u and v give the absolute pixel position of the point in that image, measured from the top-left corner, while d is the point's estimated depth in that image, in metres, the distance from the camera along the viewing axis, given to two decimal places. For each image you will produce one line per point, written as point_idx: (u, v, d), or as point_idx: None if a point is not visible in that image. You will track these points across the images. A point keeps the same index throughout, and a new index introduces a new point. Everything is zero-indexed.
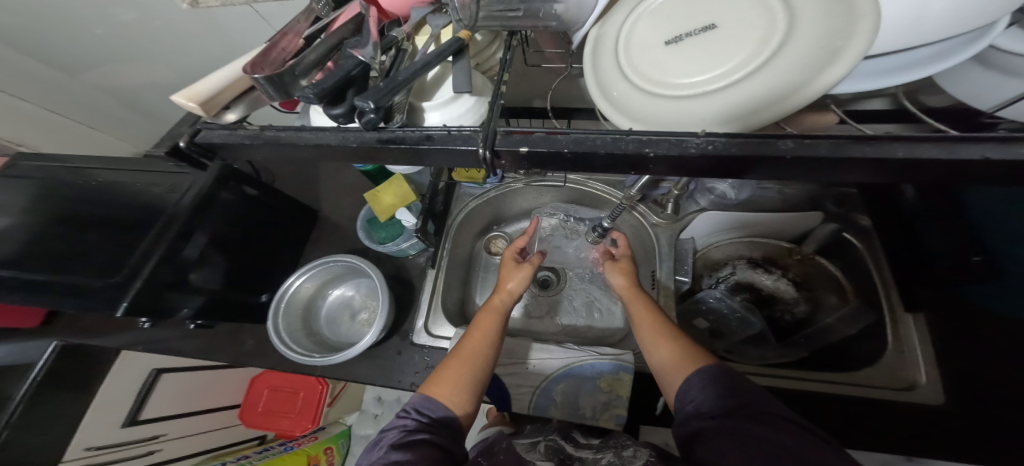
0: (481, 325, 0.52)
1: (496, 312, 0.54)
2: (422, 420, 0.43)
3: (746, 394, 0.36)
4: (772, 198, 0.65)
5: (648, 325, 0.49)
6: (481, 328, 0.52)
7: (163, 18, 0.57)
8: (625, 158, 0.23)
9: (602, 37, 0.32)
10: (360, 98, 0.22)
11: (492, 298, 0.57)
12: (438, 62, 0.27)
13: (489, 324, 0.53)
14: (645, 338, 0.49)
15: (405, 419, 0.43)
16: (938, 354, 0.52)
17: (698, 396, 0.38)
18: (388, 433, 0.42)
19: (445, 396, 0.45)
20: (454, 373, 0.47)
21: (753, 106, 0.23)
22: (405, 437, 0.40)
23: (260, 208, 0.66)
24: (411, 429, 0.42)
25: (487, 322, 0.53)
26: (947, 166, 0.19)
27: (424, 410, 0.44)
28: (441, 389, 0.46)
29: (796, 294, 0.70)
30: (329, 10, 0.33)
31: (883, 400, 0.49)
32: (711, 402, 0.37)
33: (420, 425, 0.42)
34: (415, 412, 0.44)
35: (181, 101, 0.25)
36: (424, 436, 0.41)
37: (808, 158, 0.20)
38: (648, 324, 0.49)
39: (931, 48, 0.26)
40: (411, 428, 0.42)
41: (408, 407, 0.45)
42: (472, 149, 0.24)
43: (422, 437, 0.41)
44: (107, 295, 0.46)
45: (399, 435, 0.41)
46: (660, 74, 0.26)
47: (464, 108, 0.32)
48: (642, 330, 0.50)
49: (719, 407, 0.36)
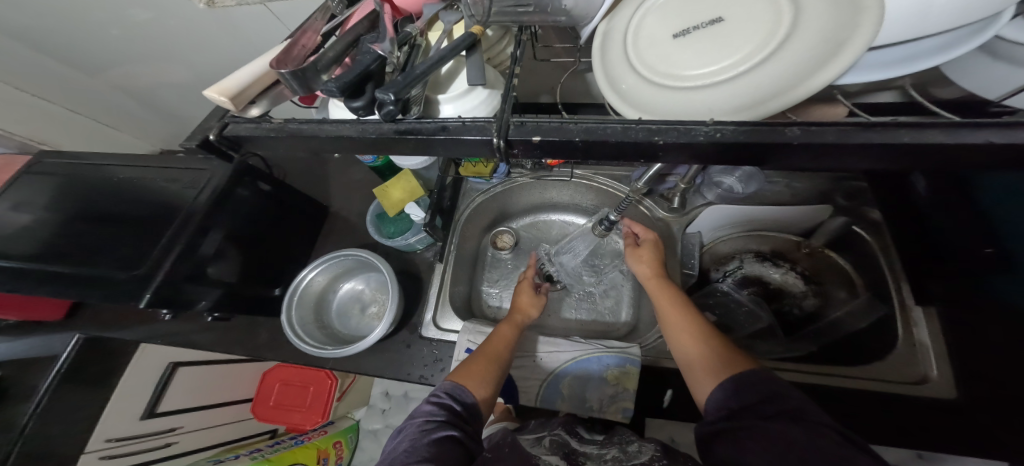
0: (506, 327, 0.57)
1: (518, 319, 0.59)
2: (452, 409, 0.43)
3: (789, 402, 0.34)
4: (779, 194, 0.64)
5: (684, 333, 0.48)
6: (505, 330, 0.56)
7: (180, 19, 0.58)
8: (636, 147, 0.23)
9: (611, 31, 0.33)
10: (380, 91, 0.23)
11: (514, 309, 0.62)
12: (452, 56, 0.27)
13: (510, 329, 0.57)
14: (679, 345, 0.48)
15: (436, 405, 0.44)
16: (950, 349, 0.51)
17: (731, 401, 0.37)
18: (414, 421, 0.42)
19: (475, 386, 0.47)
20: (481, 366, 0.49)
21: (758, 97, 0.24)
22: (432, 432, 0.40)
23: (275, 204, 0.68)
24: (439, 422, 0.41)
25: (509, 326, 0.58)
26: (950, 152, 0.20)
27: (455, 395, 0.45)
28: (469, 377, 0.48)
29: (805, 288, 0.71)
30: (343, 8, 0.34)
31: (886, 393, 0.50)
32: (746, 406, 0.36)
33: (449, 416, 0.42)
34: (448, 398, 0.45)
35: (211, 96, 0.26)
36: (450, 432, 0.40)
37: (814, 145, 0.21)
38: (685, 332, 0.48)
39: (937, 38, 0.26)
40: (439, 420, 0.42)
41: (440, 391, 0.46)
42: (487, 139, 0.24)
43: (449, 432, 0.40)
44: (130, 287, 0.48)
45: (424, 426, 0.41)
46: (667, 67, 0.27)
47: (476, 101, 0.34)
48: (671, 333, 0.50)
49: (751, 411, 0.35)
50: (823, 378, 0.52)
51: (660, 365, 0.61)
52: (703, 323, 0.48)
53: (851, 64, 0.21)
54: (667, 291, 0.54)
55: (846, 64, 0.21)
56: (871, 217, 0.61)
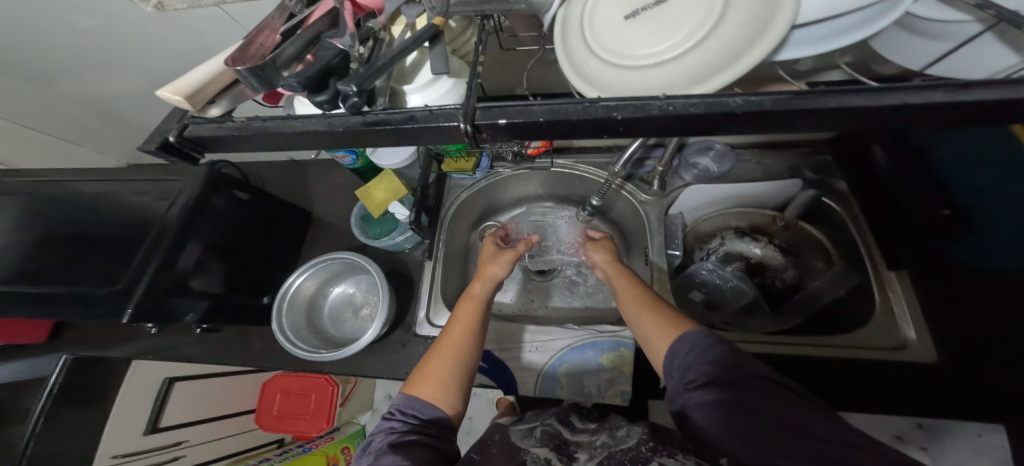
0: (462, 311, 0.55)
1: (478, 300, 0.57)
2: (411, 421, 0.43)
3: (732, 359, 0.37)
4: (753, 169, 0.67)
5: (642, 312, 0.49)
6: (462, 317, 0.54)
7: (128, 27, 0.54)
8: (597, 125, 0.24)
9: (568, 17, 0.33)
10: (343, 83, 0.24)
11: (473, 287, 0.60)
12: (415, 47, 0.28)
13: (468, 310, 0.55)
14: (639, 324, 0.49)
15: (391, 421, 0.43)
16: (924, 310, 0.53)
17: (686, 368, 0.39)
18: (375, 438, 0.42)
19: (429, 393, 0.46)
20: (433, 369, 0.48)
21: (706, 72, 0.25)
22: (396, 440, 0.40)
23: (255, 212, 0.67)
24: (401, 432, 0.41)
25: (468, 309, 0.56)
26: (878, 112, 0.21)
27: (407, 410, 0.44)
28: (423, 388, 0.46)
29: (784, 260, 0.72)
30: (303, 7, 0.33)
31: (870, 359, 0.52)
32: (700, 368, 0.38)
33: (409, 427, 0.42)
34: (404, 412, 0.44)
35: (166, 96, 0.26)
36: (415, 438, 0.40)
37: (756, 114, 0.22)
38: (644, 311, 0.49)
39: (854, 15, 0.26)
40: (402, 430, 0.41)
41: (392, 408, 0.45)
42: (454, 125, 0.25)
43: (412, 439, 0.40)
44: (110, 303, 0.47)
45: (389, 437, 0.41)
46: (621, 47, 0.28)
47: (443, 90, 0.35)
48: (633, 318, 0.51)
49: (704, 375, 0.37)
50: (806, 349, 0.55)
51: None
52: (660, 301, 0.50)
53: (780, 39, 0.23)
54: (628, 278, 0.57)
55: (776, 40, 0.23)
56: (839, 188, 0.64)
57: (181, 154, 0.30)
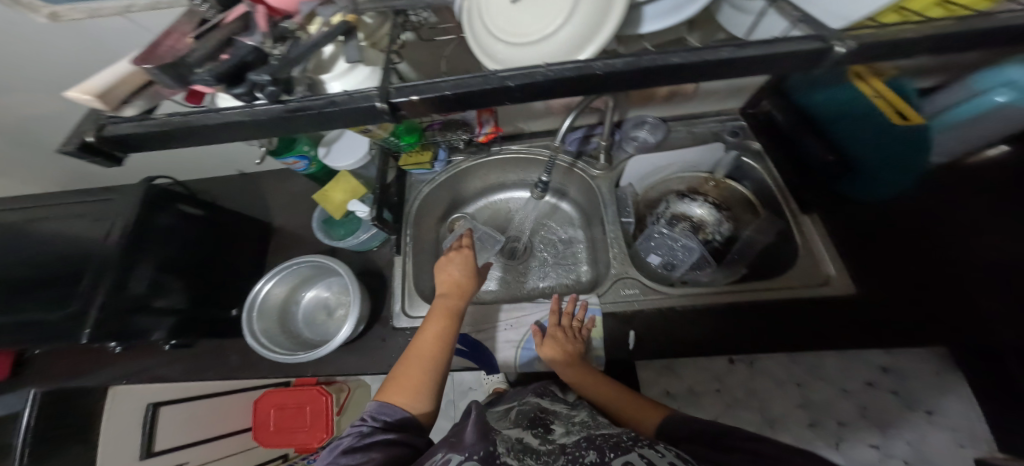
0: (434, 326, 0.57)
1: (449, 312, 0.60)
2: (380, 424, 0.45)
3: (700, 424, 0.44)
4: (683, 138, 0.74)
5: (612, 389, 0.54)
6: (437, 331, 0.57)
7: (22, 42, 0.50)
8: (495, 92, 0.28)
9: (471, 7, 0.37)
10: (256, 74, 0.28)
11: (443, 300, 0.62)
12: (327, 41, 0.32)
13: (441, 324, 0.58)
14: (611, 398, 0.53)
15: (360, 426, 0.45)
16: (838, 245, 0.61)
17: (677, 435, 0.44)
18: (344, 439, 0.43)
19: (404, 399, 0.48)
20: (411, 381, 0.50)
21: (579, 40, 0.29)
22: (363, 440, 0.42)
23: (209, 226, 0.68)
24: (367, 434, 0.43)
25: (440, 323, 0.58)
26: (701, 67, 0.26)
27: (381, 416, 0.46)
28: (398, 396, 0.49)
29: (720, 215, 0.77)
30: (216, 12, 0.34)
31: (800, 295, 0.59)
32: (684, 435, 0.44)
33: (377, 429, 0.44)
34: (372, 418, 0.45)
35: (75, 96, 0.27)
36: (384, 436, 0.43)
37: (614, 73, 0.26)
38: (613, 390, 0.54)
39: None
40: (371, 431, 0.44)
41: (364, 414, 0.47)
42: (371, 105, 0.28)
43: (381, 438, 0.43)
44: (64, 327, 0.48)
45: (355, 440, 0.42)
46: (511, 28, 0.32)
47: (362, 77, 0.39)
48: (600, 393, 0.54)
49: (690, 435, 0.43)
50: (743, 293, 0.61)
51: (627, 312, 0.64)
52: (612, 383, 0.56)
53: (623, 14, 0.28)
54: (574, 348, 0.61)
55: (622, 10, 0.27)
56: (754, 146, 0.72)
57: (101, 152, 0.32)
